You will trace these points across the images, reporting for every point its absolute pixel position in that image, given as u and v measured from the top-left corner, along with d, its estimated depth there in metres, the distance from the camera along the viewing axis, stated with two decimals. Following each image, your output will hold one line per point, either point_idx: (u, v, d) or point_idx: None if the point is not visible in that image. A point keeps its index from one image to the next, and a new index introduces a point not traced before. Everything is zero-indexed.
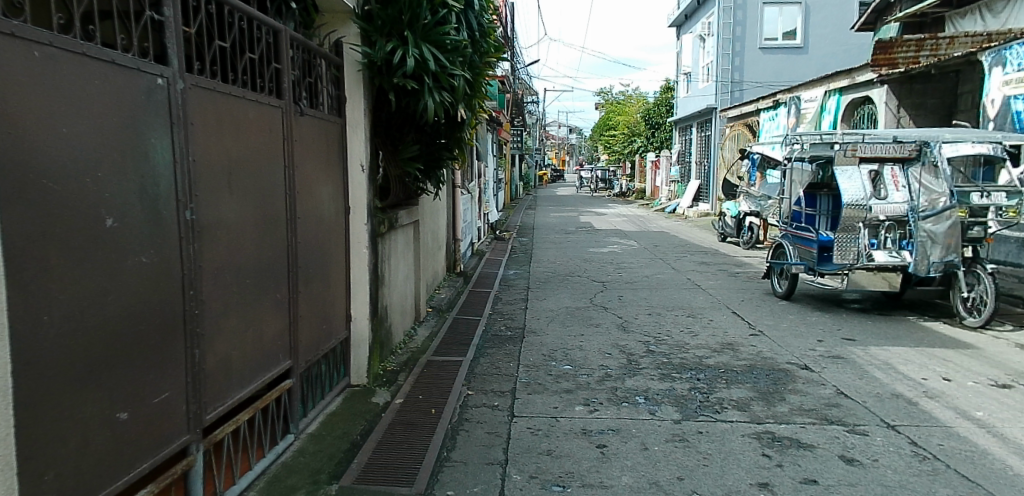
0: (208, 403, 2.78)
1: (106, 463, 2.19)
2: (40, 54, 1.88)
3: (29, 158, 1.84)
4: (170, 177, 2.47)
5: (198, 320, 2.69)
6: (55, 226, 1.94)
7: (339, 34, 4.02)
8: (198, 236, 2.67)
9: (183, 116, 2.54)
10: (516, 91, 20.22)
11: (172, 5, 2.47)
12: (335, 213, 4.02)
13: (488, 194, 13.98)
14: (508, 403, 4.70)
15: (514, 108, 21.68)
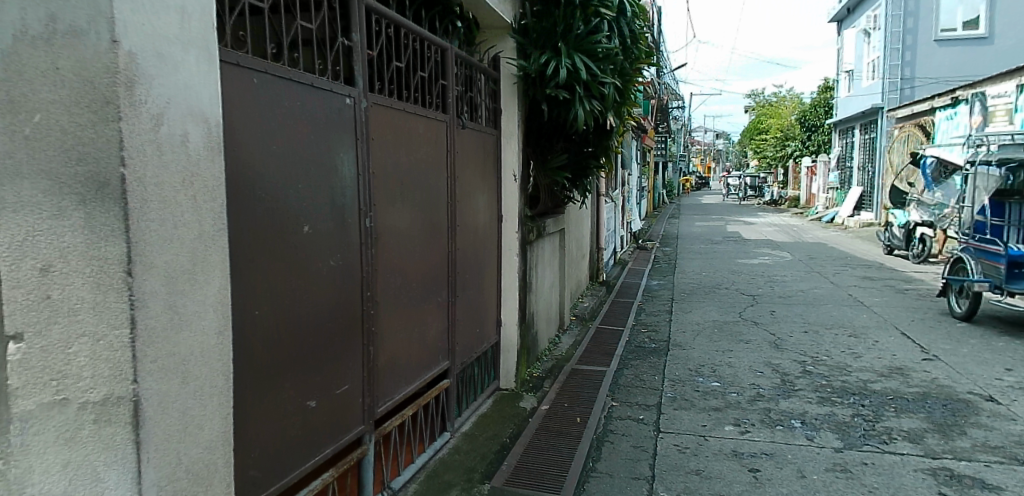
0: (379, 397, 3.00)
1: (298, 446, 2.43)
2: (258, 81, 2.15)
3: (246, 171, 2.09)
4: (354, 188, 2.70)
5: (373, 320, 2.91)
6: (265, 232, 2.19)
7: (497, 48, 4.18)
8: (375, 242, 2.89)
9: (366, 133, 2.76)
10: (661, 97, 19.84)
11: (359, 30, 2.70)
12: (490, 221, 4.16)
13: (631, 204, 13.80)
14: (654, 417, 4.58)
15: (659, 115, 21.29)
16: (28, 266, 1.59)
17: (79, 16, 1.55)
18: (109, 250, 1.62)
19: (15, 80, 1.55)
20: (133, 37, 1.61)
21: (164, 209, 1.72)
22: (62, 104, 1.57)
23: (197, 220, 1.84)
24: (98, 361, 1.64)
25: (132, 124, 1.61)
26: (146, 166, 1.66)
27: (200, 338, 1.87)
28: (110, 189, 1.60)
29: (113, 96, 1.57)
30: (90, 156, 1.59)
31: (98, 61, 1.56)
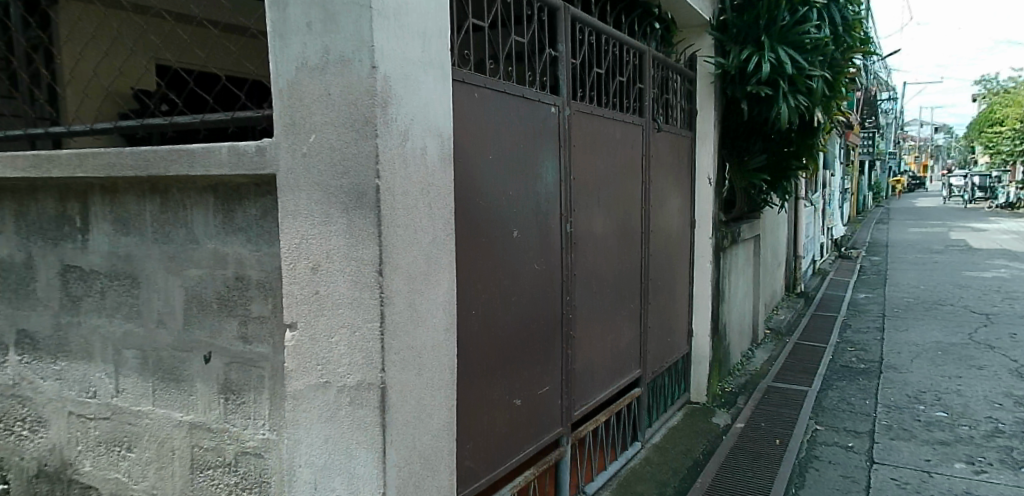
0: (576, 401, 3.01)
1: (504, 442, 2.51)
2: (478, 95, 2.26)
3: (468, 179, 2.22)
4: (556, 194, 2.75)
5: (571, 323, 2.94)
6: (481, 236, 2.30)
7: (694, 47, 4.05)
8: (574, 247, 2.92)
9: (569, 139, 2.80)
10: (869, 90, 17.85)
11: (565, 40, 2.75)
12: (683, 226, 4.03)
13: (833, 209, 12.58)
14: (866, 446, 4.10)
15: (865, 109, 19.18)
16: (303, 265, 1.87)
17: (346, 46, 1.75)
18: (364, 253, 1.78)
19: (298, 107, 1.83)
20: (387, 62, 1.76)
21: (408, 215, 1.87)
22: (332, 125, 1.79)
23: (431, 226, 1.98)
24: (353, 351, 1.83)
25: (385, 139, 1.76)
26: (394, 178, 1.80)
27: (432, 335, 2.01)
28: (366, 198, 1.76)
29: (371, 116, 1.74)
30: (351, 169, 1.78)
31: (360, 85, 1.74)
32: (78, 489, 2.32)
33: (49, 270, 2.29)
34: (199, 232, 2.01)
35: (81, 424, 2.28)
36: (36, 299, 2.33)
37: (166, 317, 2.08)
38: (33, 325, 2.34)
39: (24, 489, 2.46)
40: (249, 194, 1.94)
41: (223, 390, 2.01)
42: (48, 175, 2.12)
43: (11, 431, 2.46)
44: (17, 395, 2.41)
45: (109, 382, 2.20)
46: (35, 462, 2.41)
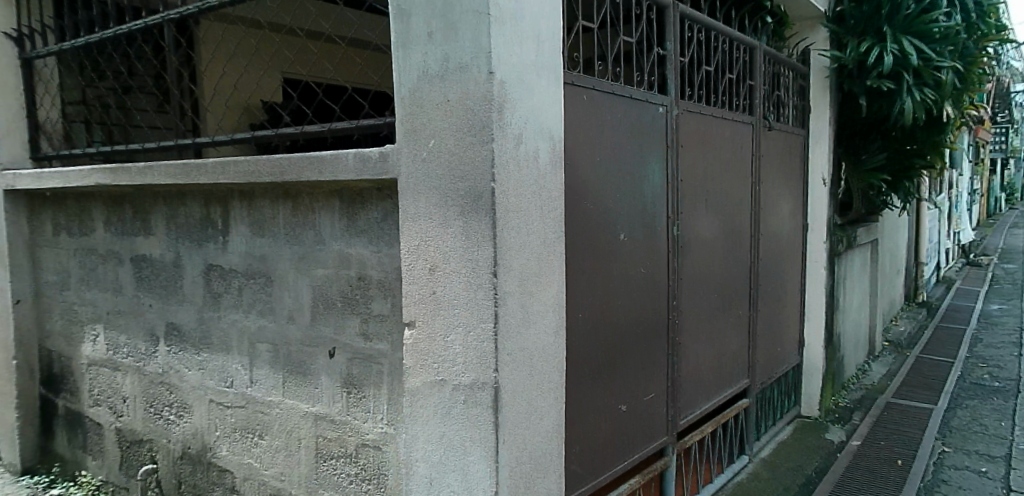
0: (681, 409, 2.93)
1: (610, 448, 2.48)
2: (587, 97, 2.25)
3: (579, 181, 2.22)
4: (663, 196, 2.69)
5: (677, 329, 2.86)
6: (591, 238, 2.29)
7: (808, 41, 3.88)
8: (681, 250, 2.84)
9: (677, 140, 2.74)
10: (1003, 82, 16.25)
11: (673, 38, 2.70)
12: (794, 230, 3.83)
13: (959, 213, 11.53)
14: (1003, 472, 3.71)
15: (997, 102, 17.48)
16: (421, 265, 1.94)
17: (464, 54, 1.79)
18: (479, 254, 1.82)
19: (418, 113, 1.90)
20: (503, 68, 1.79)
21: (521, 218, 1.89)
22: (450, 130, 1.84)
23: (543, 228, 1.99)
24: (468, 350, 1.87)
25: (500, 144, 1.79)
26: (508, 182, 1.83)
27: (542, 337, 2.02)
28: (482, 201, 1.80)
29: (488, 120, 1.77)
30: (468, 173, 1.82)
31: (477, 91, 1.78)
32: (216, 472, 2.52)
33: (195, 269, 2.52)
34: (326, 234, 2.13)
35: (219, 411, 2.48)
36: (184, 295, 2.57)
37: (295, 313, 2.22)
38: (181, 318, 2.58)
39: (171, 469, 2.71)
40: (372, 198, 2.03)
41: (345, 384, 2.12)
42: (195, 182, 2.33)
43: (161, 414, 2.72)
44: (167, 382, 2.67)
45: (244, 373, 2.38)
46: (180, 444, 2.65)
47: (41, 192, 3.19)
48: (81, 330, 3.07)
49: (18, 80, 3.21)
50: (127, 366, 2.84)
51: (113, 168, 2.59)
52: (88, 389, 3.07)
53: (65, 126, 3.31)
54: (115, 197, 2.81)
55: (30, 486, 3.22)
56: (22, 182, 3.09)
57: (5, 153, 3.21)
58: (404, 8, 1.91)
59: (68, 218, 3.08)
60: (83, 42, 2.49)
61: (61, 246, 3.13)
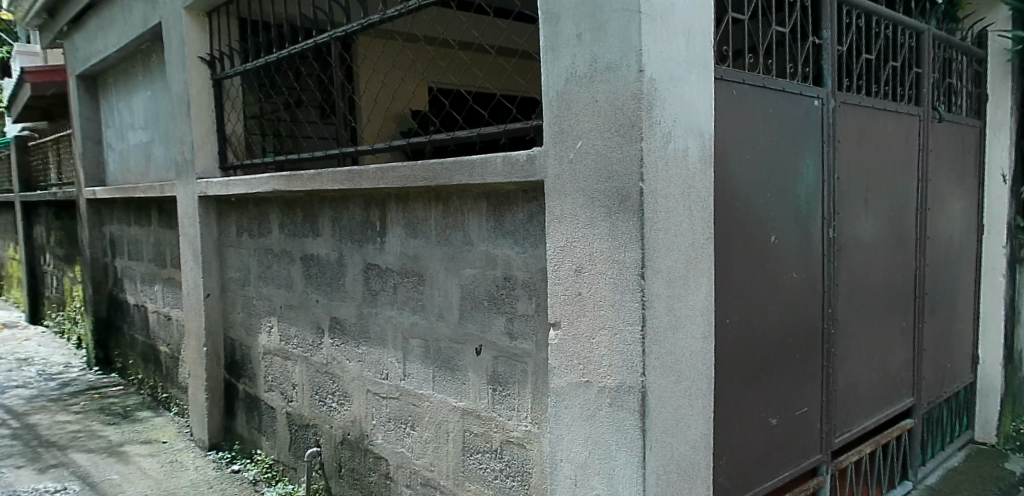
0: (836, 426, 2.72)
1: (761, 463, 2.34)
2: (737, 91, 2.15)
3: (730, 180, 2.13)
4: (818, 195, 2.52)
5: (833, 340, 2.66)
6: (741, 241, 2.19)
7: (986, 21, 3.46)
8: (838, 254, 2.64)
9: (833, 135, 2.56)
10: None
11: (830, 25, 2.54)
12: (967, 233, 3.44)
13: None
14: None
15: None
16: (567, 266, 1.93)
17: (614, 53, 1.77)
18: (627, 254, 1.76)
19: (566, 115, 1.91)
20: (653, 64, 1.74)
21: (669, 219, 1.82)
22: (598, 131, 1.82)
23: (692, 230, 1.92)
24: (614, 352, 1.81)
25: (649, 143, 1.73)
26: (657, 181, 1.76)
27: (690, 342, 1.94)
28: (630, 201, 1.74)
29: (637, 119, 1.71)
30: (616, 173, 1.78)
31: (626, 90, 1.73)
32: (372, 458, 2.71)
33: (355, 268, 2.72)
34: (474, 235, 2.20)
35: (376, 400, 2.66)
36: (345, 292, 2.78)
37: (445, 311, 2.32)
38: (343, 313, 2.80)
39: (332, 453, 2.95)
40: (518, 199, 2.07)
41: (492, 381, 2.17)
42: (356, 187, 2.50)
43: (324, 402, 2.97)
44: (330, 372, 2.92)
45: (398, 366, 2.54)
46: (341, 431, 2.88)
47: (228, 198, 3.55)
48: (258, 322, 3.42)
49: (210, 97, 3.63)
50: (296, 356, 3.13)
51: (287, 176, 2.84)
52: (263, 376, 3.41)
53: (247, 140, 3.75)
54: (288, 202, 3.09)
55: (216, 460, 3.65)
56: (214, 188, 3.46)
57: (200, 165, 3.61)
58: (554, 12, 1.94)
59: (248, 221, 3.43)
60: (263, 62, 2.77)
61: (242, 246, 3.50)
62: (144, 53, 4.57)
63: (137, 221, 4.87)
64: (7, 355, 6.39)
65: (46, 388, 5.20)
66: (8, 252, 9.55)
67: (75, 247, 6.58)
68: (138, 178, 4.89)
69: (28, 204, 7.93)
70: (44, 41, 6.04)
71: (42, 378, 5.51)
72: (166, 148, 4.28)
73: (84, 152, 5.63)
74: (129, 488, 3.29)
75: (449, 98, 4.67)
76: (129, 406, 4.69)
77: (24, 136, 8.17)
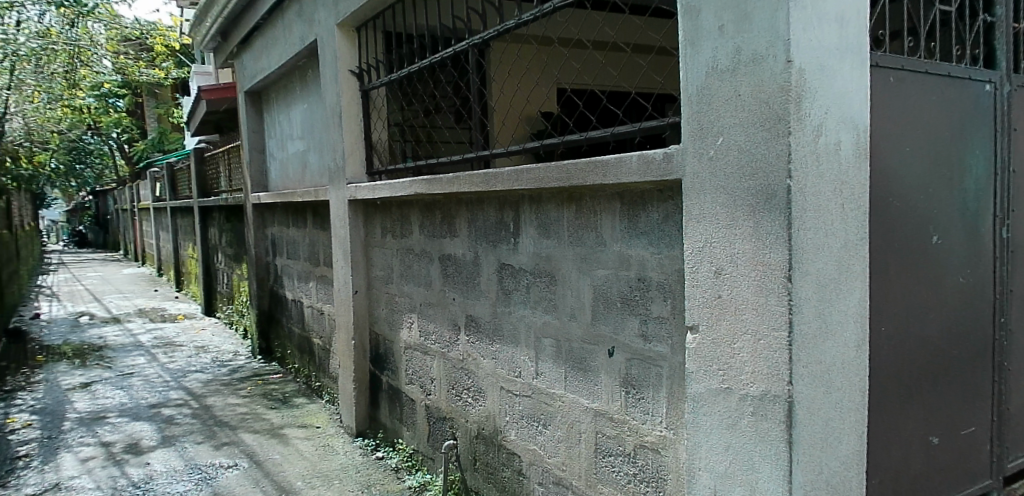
0: (1010, 448, 2.43)
1: (922, 486, 2.13)
2: (894, 79, 1.96)
3: (888, 176, 1.95)
4: (990, 190, 2.26)
5: (1006, 352, 2.38)
6: (901, 241, 2.00)
7: None
8: (1013, 256, 2.36)
9: (1008, 123, 2.29)
10: None
11: (1004, 3, 2.32)
12: None
13: None
14: None
15: None
16: (706, 268, 1.85)
17: (759, 44, 1.68)
18: (772, 256, 1.66)
19: (706, 111, 1.84)
20: (803, 54, 1.63)
21: (819, 218, 1.68)
22: (742, 126, 1.73)
23: (844, 229, 1.76)
24: (758, 359, 1.72)
25: (799, 137, 1.62)
26: (806, 178, 1.64)
27: (843, 350, 1.77)
28: (777, 199, 1.64)
29: (784, 112, 1.62)
30: (761, 171, 1.68)
31: (773, 82, 1.64)
32: (505, 454, 2.78)
33: (490, 267, 2.79)
34: (608, 236, 2.19)
35: (509, 398, 2.72)
36: (480, 290, 2.87)
37: (578, 311, 2.33)
38: (477, 311, 2.89)
39: (467, 446, 3.05)
40: (653, 199, 2.04)
41: (626, 384, 2.15)
42: (493, 189, 2.58)
43: (460, 397, 3.08)
44: (465, 368, 3.03)
45: (531, 366, 2.58)
46: (476, 425, 2.97)
47: (373, 201, 3.78)
48: (399, 318, 3.62)
49: (359, 107, 3.89)
50: (434, 351, 3.28)
51: (427, 180, 2.98)
52: (404, 369, 3.60)
53: (390, 146, 3.89)
54: (427, 205, 3.24)
55: (362, 447, 3.92)
56: (361, 192, 3.70)
57: (350, 171, 3.88)
58: (694, 5, 1.88)
59: (391, 223, 3.63)
60: (405, 71, 2.92)
61: (385, 246, 3.72)
62: (300, 69, 5.00)
63: (294, 222, 5.33)
64: (186, 342, 7.25)
65: (217, 373, 5.84)
66: (187, 251, 10.83)
67: (241, 247, 7.32)
68: (295, 183, 5.35)
69: (203, 208, 8.94)
70: (217, 62, 6.78)
71: (215, 364, 6.19)
72: (319, 155, 4.65)
73: (250, 161, 6.25)
74: (289, 468, 3.61)
75: (583, 98, 4.82)
76: (288, 392, 5.15)
77: (200, 147, 9.21)
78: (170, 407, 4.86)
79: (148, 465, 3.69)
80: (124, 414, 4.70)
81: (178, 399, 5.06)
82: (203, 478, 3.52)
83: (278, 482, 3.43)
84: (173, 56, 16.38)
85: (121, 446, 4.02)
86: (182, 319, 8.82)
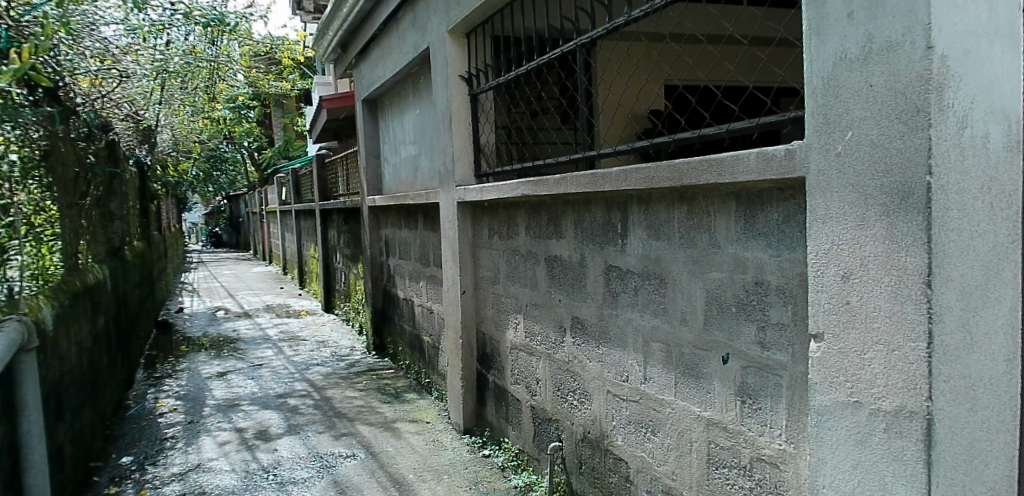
0: None
1: None
2: None
3: None
4: None
5: None
6: None
7: None
8: None
9: None
10: None
11: None
12: None
13: None
14: None
15: None
16: (833, 271, 1.72)
17: (894, 31, 1.54)
18: (909, 260, 1.52)
19: (834, 104, 1.71)
20: (948, 38, 1.46)
21: (964, 217, 1.49)
22: (874, 120, 1.59)
23: (991, 225, 1.52)
24: (892, 372, 1.57)
25: (941, 130, 1.47)
26: (951, 174, 1.48)
27: (989, 365, 1.53)
28: (915, 198, 1.50)
29: (924, 104, 1.47)
30: (896, 167, 1.54)
31: (910, 72, 1.50)
32: (611, 459, 2.74)
33: (597, 269, 2.77)
34: (722, 237, 2.11)
35: (616, 402, 2.69)
36: (587, 292, 2.85)
37: (689, 316, 2.25)
38: (584, 313, 2.87)
39: (573, 449, 3.04)
40: (772, 199, 1.93)
41: (741, 393, 2.06)
42: (601, 190, 2.55)
43: (566, 398, 3.08)
44: (571, 370, 3.02)
45: (640, 370, 2.53)
46: (582, 428, 2.95)
47: (481, 203, 3.86)
48: (506, 318, 3.67)
49: (468, 111, 3.98)
50: (540, 352, 3.29)
51: (535, 180, 3.00)
52: (510, 369, 3.65)
53: (497, 148, 3.96)
54: (533, 206, 3.26)
55: (470, 444, 4.01)
56: (470, 194, 3.79)
57: (459, 173, 3.99)
58: None
59: (498, 224, 3.68)
60: (515, 74, 2.95)
61: (492, 247, 3.78)
62: (413, 76, 5.20)
63: (406, 223, 5.55)
64: (308, 337, 7.76)
65: (336, 367, 6.20)
66: (309, 251, 11.59)
67: (357, 247, 7.72)
68: (407, 186, 5.58)
69: (324, 211, 9.52)
70: (338, 72, 7.19)
71: (333, 358, 6.57)
72: (430, 159, 4.82)
73: (367, 166, 6.59)
74: (402, 460, 3.77)
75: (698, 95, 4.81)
76: (399, 387, 5.37)
77: (322, 153, 9.83)
78: (295, 397, 5.21)
79: (277, 451, 3.98)
80: (255, 402, 5.09)
81: (302, 390, 5.42)
82: (324, 466, 3.74)
83: (392, 474, 3.59)
84: (300, 68, 17.59)
85: (253, 432, 4.36)
86: (305, 315, 9.45)
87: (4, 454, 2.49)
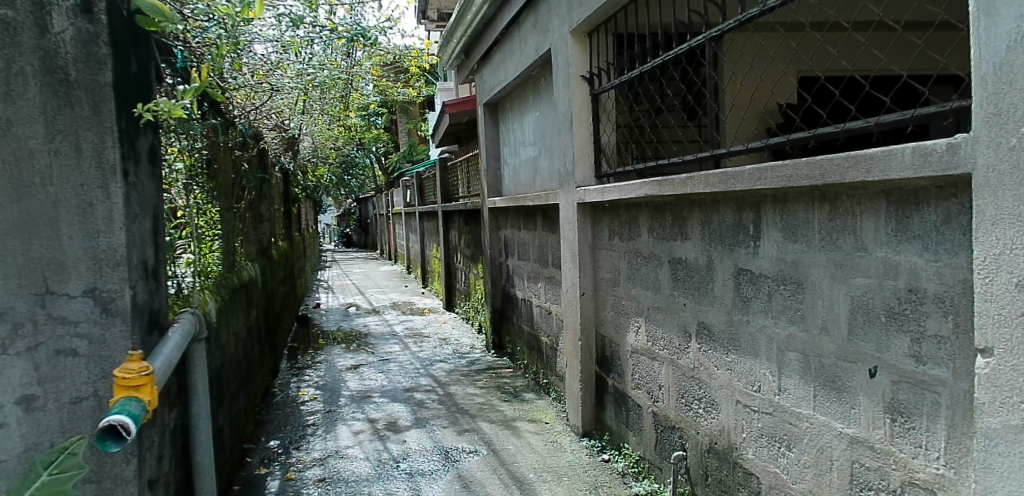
0: None
1: None
2: None
3: None
4: None
5: None
6: None
7: None
8: None
9: None
10: None
11: None
12: None
13: None
14: None
15: None
16: (1004, 279, 1.52)
17: None
18: None
19: (1008, 91, 1.51)
20: None
21: None
22: None
23: None
24: None
25: None
26: None
27: None
28: None
29: None
30: None
31: None
32: (741, 473, 2.61)
33: (725, 273, 2.65)
34: (870, 239, 1.94)
35: (746, 413, 2.56)
36: (714, 297, 2.74)
37: (831, 324, 2.10)
38: (711, 319, 2.77)
39: (698, 459, 2.93)
40: (929, 197, 1.75)
41: (892, 410, 1.89)
42: (731, 190, 2.45)
43: (691, 407, 2.98)
44: (697, 377, 2.91)
45: (773, 381, 2.39)
46: (708, 438, 2.84)
47: (601, 203, 3.82)
48: (626, 322, 3.61)
49: (590, 111, 3.96)
50: (663, 357, 3.21)
51: (659, 180, 2.94)
52: (630, 373, 3.59)
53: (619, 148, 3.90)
54: (657, 206, 3.18)
55: (588, 447, 3.98)
56: (591, 195, 3.77)
57: (580, 174, 3.97)
58: None
59: (619, 225, 3.63)
60: (640, 72, 2.90)
61: (612, 248, 3.74)
62: (533, 79, 5.25)
63: (525, 224, 5.62)
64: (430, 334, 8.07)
65: (457, 364, 6.40)
66: (431, 251, 12.07)
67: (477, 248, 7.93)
68: (527, 187, 5.65)
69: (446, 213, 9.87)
70: (462, 77, 7.41)
71: (455, 355, 6.79)
72: (550, 160, 4.85)
73: (487, 169, 6.74)
74: (522, 459, 3.82)
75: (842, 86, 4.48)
76: (518, 386, 5.45)
77: (443, 156, 10.20)
78: (420, 391, 5.44)
79: (405, 442, 4.17)
80: (384, 395, 5.38)
81: (426, 385, 5.65)
82: (449, 459, 3.87)
83: (513, 471, 3.65)
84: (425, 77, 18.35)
85: (384, 423, 4.60)
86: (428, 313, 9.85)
87: (179, 431, 2.79)
